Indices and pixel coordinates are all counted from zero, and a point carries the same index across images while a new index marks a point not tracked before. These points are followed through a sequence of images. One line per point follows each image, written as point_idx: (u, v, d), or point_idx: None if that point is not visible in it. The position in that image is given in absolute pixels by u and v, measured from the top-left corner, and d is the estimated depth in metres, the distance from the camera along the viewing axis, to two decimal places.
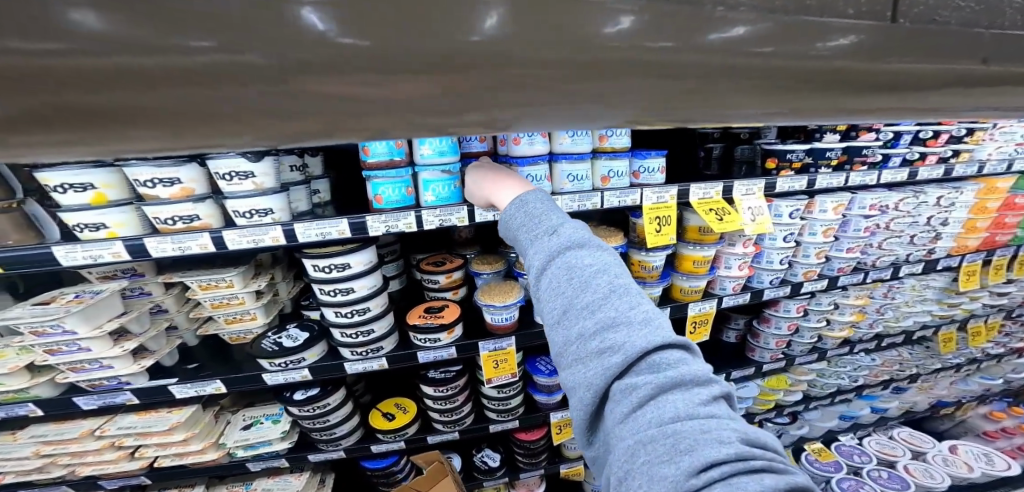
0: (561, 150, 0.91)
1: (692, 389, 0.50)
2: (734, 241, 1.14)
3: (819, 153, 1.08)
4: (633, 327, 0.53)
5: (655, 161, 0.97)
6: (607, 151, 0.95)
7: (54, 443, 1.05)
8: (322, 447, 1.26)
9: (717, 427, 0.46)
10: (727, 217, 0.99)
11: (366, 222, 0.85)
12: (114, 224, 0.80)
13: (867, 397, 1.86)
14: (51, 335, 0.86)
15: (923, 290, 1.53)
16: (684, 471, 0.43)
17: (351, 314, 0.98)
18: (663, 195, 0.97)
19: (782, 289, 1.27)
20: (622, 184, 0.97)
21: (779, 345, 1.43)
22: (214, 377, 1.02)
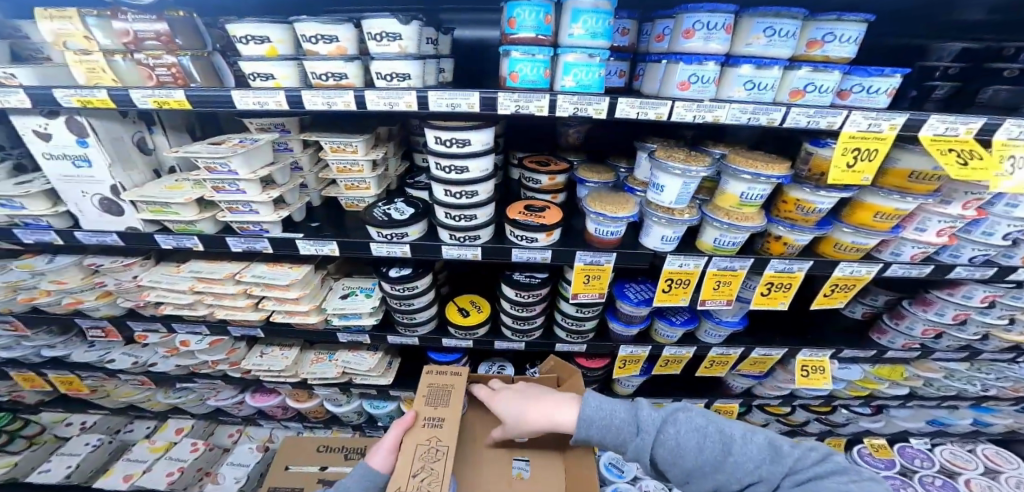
0: (745, 52, 0.86)
1: (715, 423, 0.85)
2: (952, 199, 0.98)
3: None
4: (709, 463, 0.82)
5: (876, 82, 0.88)
6: (814, 60, 0.87)
7: (206, 280, 1.24)
8: (401, 331, 1.33)
9: (742, 451, 0.80)
10: (973, 162, 0.86)
11: (497, 97, 0.84)
12: (281, 76, 0.90)
13: (978, 408, 1.65)
14: (219, 173, 1.00)
15: None
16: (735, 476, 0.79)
17: (460, 196, 1.01)
18: (881, 122, 0.86)
19: (981, 270, 1.11)
20: (821, 101, 0.89)
21: (925, 332, 1.28)
22: (331, 239, 1.10)
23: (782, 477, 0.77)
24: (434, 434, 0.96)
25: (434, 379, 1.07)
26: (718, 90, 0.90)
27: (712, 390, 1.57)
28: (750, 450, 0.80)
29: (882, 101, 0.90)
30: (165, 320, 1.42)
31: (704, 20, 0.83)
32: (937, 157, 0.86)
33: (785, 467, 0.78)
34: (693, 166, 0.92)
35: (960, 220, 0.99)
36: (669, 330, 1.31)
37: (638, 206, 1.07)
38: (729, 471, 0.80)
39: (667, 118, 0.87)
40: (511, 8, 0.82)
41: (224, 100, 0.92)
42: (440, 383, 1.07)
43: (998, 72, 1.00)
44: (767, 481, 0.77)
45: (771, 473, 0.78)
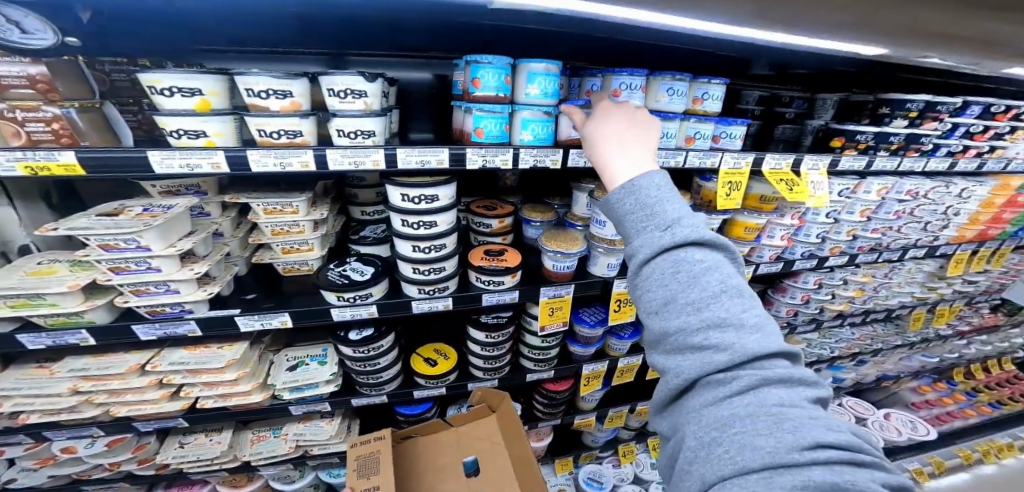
0: (655, 107, 0.98)
1: (704, 348, 0.55)
2: (785, 212, 1.23)
3: (884, 137, 1.21)
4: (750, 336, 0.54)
5: (737, 130, 1.07)
6: (698, 114, 1.03)
7: (95, 378, 0.99)
8: (365, 391, 1.23)
9: (743, 398, 0.51)
10: (796, 188, 1.10)
11: (466, 153, 0.85)
12: (213, 134, 0.77)
13: (833, 367, 2.09)
14: (122, 250, 0.80)
15: (915, 272, 1.75)
16: (788, 446, 0.46)
17: (428, 250, 0.97)
18: (740, 161, 1.06)
19: (809, 261, 1.42)
20: (704, 146, 1.05)
21: (789, 312, 1.62)
22: (280, 310, 0.96)
23: (782, 419, 0.48)
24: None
25: (360, 449, 1.05)
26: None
27: (656, 389, 1.77)
28: (761, 397, 0.51)
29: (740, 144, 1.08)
30: (31, 429, 1.09)
31: (627, 81, 0.94)
32: (775, 185, 1.08)
33: (779, 404, 0.50)
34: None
35: (793, 227, 1.26)
36: (619, 344, 1.44)
37: (584, 240, 1.14)
38: (728, 442, 0.49)
39: None
40: (474, 69, 0.84)
41: (139, 163, 0.74)
42: (367, 451, 1.05)
43: (783, 114, 1.37)
44: (782, 447, 0.46)
45: (735, 341, 0.54)
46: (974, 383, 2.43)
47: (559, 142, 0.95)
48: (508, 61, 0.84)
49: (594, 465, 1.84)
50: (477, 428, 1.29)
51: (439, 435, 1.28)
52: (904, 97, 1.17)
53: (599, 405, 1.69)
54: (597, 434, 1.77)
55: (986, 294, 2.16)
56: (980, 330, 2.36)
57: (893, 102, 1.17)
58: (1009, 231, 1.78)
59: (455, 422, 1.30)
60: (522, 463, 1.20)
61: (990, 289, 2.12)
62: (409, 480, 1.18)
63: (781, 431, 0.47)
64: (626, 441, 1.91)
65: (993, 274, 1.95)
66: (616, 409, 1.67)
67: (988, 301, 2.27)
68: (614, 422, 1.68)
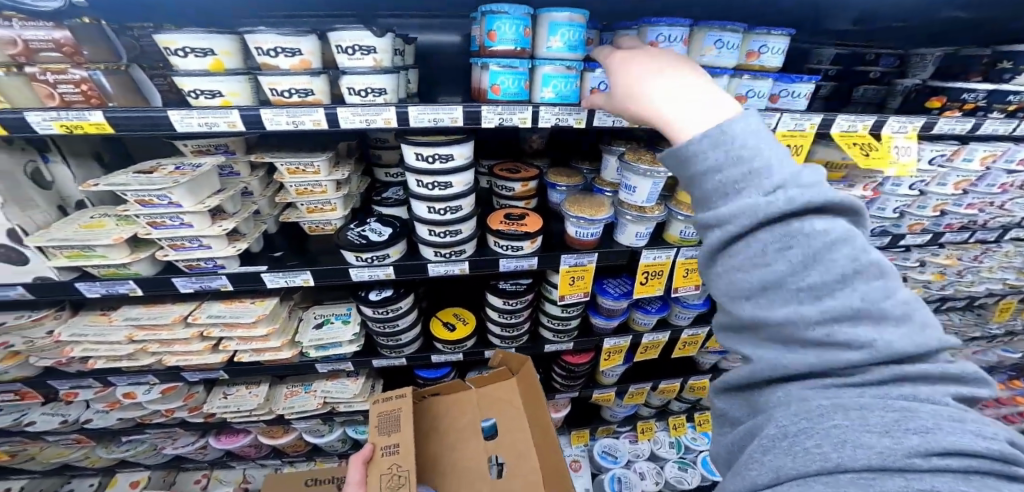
0: (700, 63, 0.89)
1: (820, 305, 0.44)
2: (857, 182, 1.11)
3: (998, 96, 1.01)
4: (880, 289, 0.44)
5: (802, 89, 0.96)
6: (752, 69, 0.93)
7: (147, 328, 1.08)
8: (386, 353, 1.27)
9: (858, 395, 0.42)
10: (872, 153, 0.98)
11: (481, 111, 0.82)
12: (230, 93, 0.79)
13: None
14: (156, 206, 0.85)
15: (1015, 256, 1.52)
16: (908, 450, 0.37)
17: (444, 212, 0.91)
18: (803, 122, 0.95)
19: (881, 238, 1.31)
20: (759, 106, 0.95)
21: None
22: (302, 268, 0.98)
23: (906, 418, 0.39)
24: (393, 461, 0.94)
25: (382, 406, 1.05)
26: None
27: (686, 368, 1.71)
28: (881, 396, 0.41)
29: (805, 104, 0.97)
30: (99, 373, 1.23)
31: (666, 32, 0.84)
32: (848, 149, 0.98)
33: (903, 397, 0.41)
34: (659, 166, 0.94)
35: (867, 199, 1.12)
36: (645, 318, 1.37)
37: (611, 207, 1.08)
38: (821, 434, 0.40)
39: (640, 124, 0.90)
40: (490, 20, 0.79)
41: (161, 121, 0.78)
42: (388, 409, 1.05)
43: (867, 74, 1.20)
44: (900, 449, 0.37)
45: (863, 291, 0.43)
46: None
47: (585, 99, 0.89)
48: (527, 11, 0.78)
49: (610, 439, 1.83)
50: (497, 389, 1.27)
51: (461, 395, 1.26)
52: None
53: (619, 380, 1.66)
54: (617, 410, 1.75)
55: None
56: None
57: (1017, 55, 0.97)
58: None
59: (476, 383, 1.27)
60: (543, 430, 1.18)
61: None
62: (428, 439, 1.21)
63: (903, 433, 0.38)
64: (647, 417, 1.88)
65: None
66: (637, 386, 1.64)
67: None
68: (635, 399, 1.65)
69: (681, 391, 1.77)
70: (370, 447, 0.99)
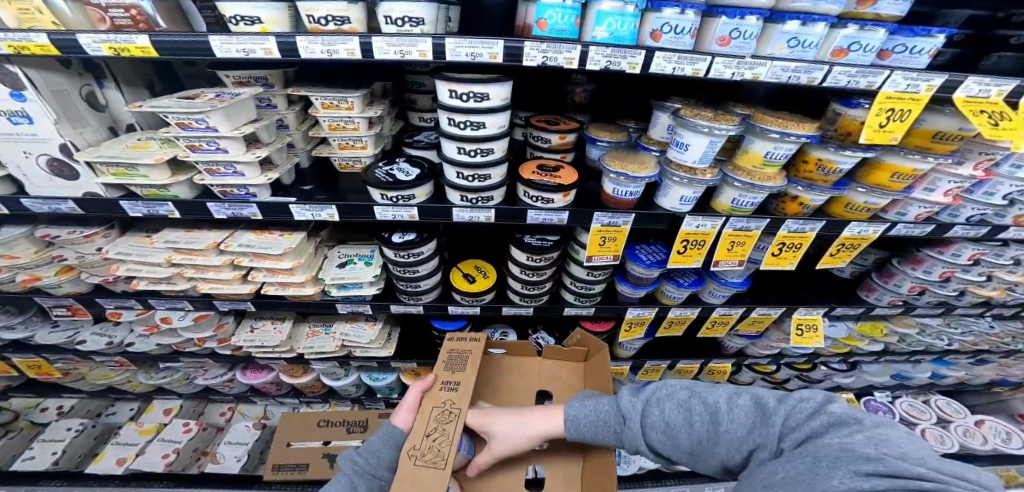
0: (794, 7, 0.80)
1: (665, 426, 0.76)
2: (967, 158, 1.00)
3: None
4: (666, 388, 0.81)
5: (925, 43, 0.86)
6: (863, 19, 0.82)
7: (183, 252, 1.13)
8: (403, 299, 1.30)
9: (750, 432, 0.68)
10: (1003, 123, 0.85)
11: (523, 47, 0.77)
12: (269, 20, 0.82)
13: (937, 362, 1.86)
14: (194, 130, 0.88)
15: None
16: (764, 452, 0.64)
17: (474, 154, 0.90)
18: (919, 84, 0.84)
19: (976, 229, 1.16)
20: (863, 62, 0.86)
21: (912, 290, 1.39)
22: (328, 203, 1.00)
23: (779, 437, 0.64)
24: (450, 397, 0.96)
25: (454, 345, 1.07)
26: (759, 47, 0.86)
27: (708, 350, 1.67)
28: (740, 417, 0.70)
29: (925, 62, 0.88)
30: (139, 296, 1.31)
31: None
32: (970, 118, 0.85)
33: (720, 411, 0.72)
34: (721, 124, 0.87)
35: (970, 181, 1.00)
36: (676, 291, 1.33)
37: (657, 165, 1.01)
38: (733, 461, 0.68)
39: (704, 75, 0.83)
40: None
41: (202, 46, 0.80)
42: (459, 348, 1.07)
43: (1005, 39, 1.04)
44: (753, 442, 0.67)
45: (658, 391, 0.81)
46: None
47: (643, 43, 0.84)
48: None
49: None
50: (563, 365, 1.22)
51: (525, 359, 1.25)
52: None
53: (635, 355, 1.64)
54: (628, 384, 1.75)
55: None
56: None
57: None
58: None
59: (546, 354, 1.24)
60: None
61: None
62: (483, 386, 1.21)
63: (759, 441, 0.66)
64: None
65: None
66: (653, 362, 1.62)
67: None
68: (649, 376, 1.66)
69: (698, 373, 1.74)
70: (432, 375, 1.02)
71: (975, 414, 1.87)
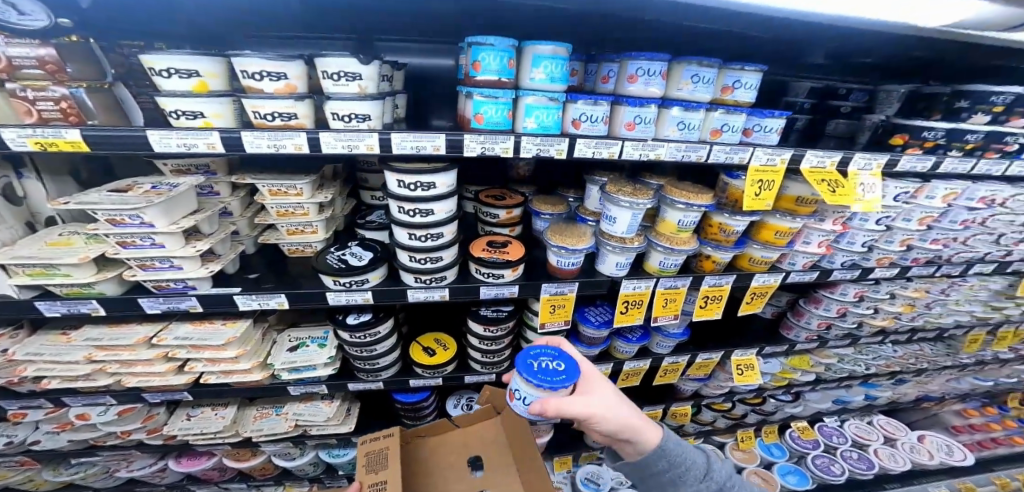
0: (676, 96, 0.91)
1: None
2: (825, 217, 1.13)
3: (958, 135, 1.04)
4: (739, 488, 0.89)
5: (773, 123, 0.97)
6: (727, 103, 0.95)
7: (107, 348, 1.04)
8: (363, 377, 1.24)
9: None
10: (839, 190, 0.99)
11: (463, 140, 0.81)
12: (212, 114, 0.78)
13: (866, 384, 1.96)
14: (126, 226, 0.83)
15: (978, 289, 1.60)
16: None
17: (425, 238, 0.94)
18: (774, 157, 0.97)
19: (851, 272, 1.31)
20: (734, 140, 0.95)
21: (819, 325, 1.49)
22: (277, 291, 0.97)
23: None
24: None
25: (370, 446, 1.06)
26: (656, 130, 0.94)
27: (667, 395, 1.71)
28: None
29: (776, 139, 1.00)
30: (51, 394, 1.16)
31: (645, 66, 0.88)
32: (815, 186, 0.98)
33: None
34: (639, 199, 0.98)
35: (834, 233, 1.14)
36: (626, 346, 1.39)
37: (593, 236, 1.10)
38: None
39: (618, 157, 0.89)
40: (475, 51, 0.80)
41: (139, 141, 0.77)
42: (377, 448, 1.05)
43: (837, 108, 1.23)
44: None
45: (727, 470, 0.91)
46: None
47: (568, 130, 0.89)
48: (512, 43, 0.79)
49: (595, 465, 1.80)
50: (485, 428, 1.25)
51: (447, 435, 1.25)
52: (989, 90, 1.00)
53: None
54: (600, 436, 1.73)
55: None
56: None
57: (974, 94, 1.02)
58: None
59: (462, 424, 1.26)
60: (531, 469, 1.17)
61: None
62: (416, 481, 1.15)
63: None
64: None
65: None
66: None
67: None
68: None
69: (664, 418, 1.75)
70: (356, 486, 0.97)
71: (916, 430, 2.00)
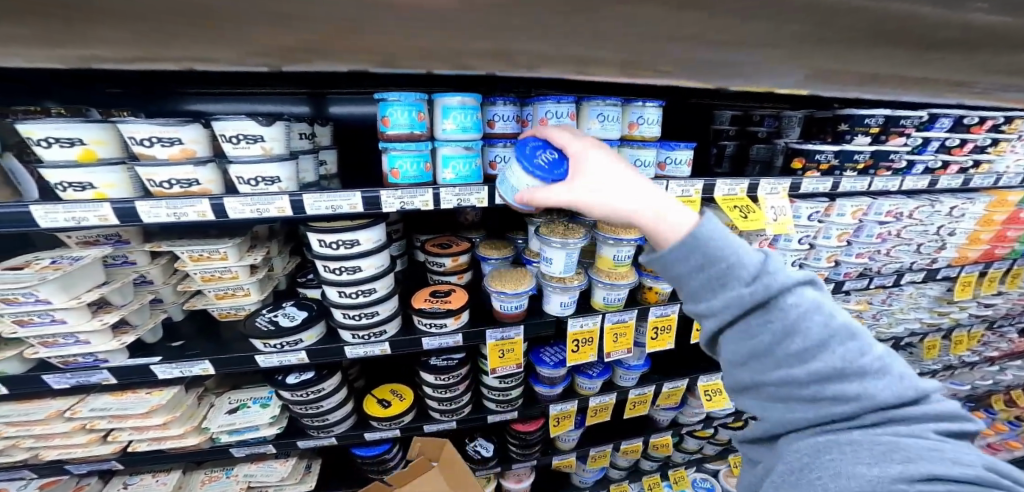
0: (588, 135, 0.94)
1: (815, 389, 0.54)
2: (751, 239, 1.16)
3: (848, 155, 1.10)
4: (864, 376, 0.52)
5: (682, 154, 1.00)
6: (635, 139, 0.98)
7: (17, 425, 0.86)
8: (313, 434, 1.11)
9: (854, 448, 0.50)
10: (751, 215, 1.02)
11: (379, 197, 0.82)
12: (103, 185, 0.73)
13: None
14: (21, 305, 0.76)
15: (919, 298, 1.59)
16: (893, 477, 0.45)
17: (356, 295, 0.95)
18: (689, 188, 1.00)
19: None
20: (648, 174, 0.98)
21: None
22: (202, 357, 0.92)
23: (893, 449, 0.48)
24: None
25: None
26: None
27: (645, 426, 1.61)
28: (896, 452, 0.48)
29: (688, 170, 1.02)
30: None
31: (552, 109, 0.91)
32: (728, 212, 1.02)
33: (892, 436, 0.49)
34: (571, 239, 1.02)
35: None
36: (589, 382, 1.33)
37: (535, 278, 1.14)
38: (823, 469, 0.51)
39: None
40: (384, 108, 0.82)
41: (17, 218, 0.70)
42: None
43: (755, 134, 1.21)
44: (886, 477, 0.46)
45: (859, 391, 0.52)
46: (1017, 411, 2.16)
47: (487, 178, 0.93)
48: (419, 97, 0.82)
49: None
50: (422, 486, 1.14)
51: None
52: (863, 113, 1.07)
53: (579, 443, 1.53)
54: (584, 474, 1.59)
55: (1010, 317, 1.92)
56: (1009, 355, 2.12)
57: (850, 117, 1.08)
58: (1020, 249, 1.59)
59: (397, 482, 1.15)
60: None
61: (1012, 312, 1.89)
62: None
63: (889, 464, 0.47)
64: (619, 480, 1.71)
65: (1014, 296, 1.76)
66: (598, 448, 1.51)
67: (1015, 325, 2.03)
68: (598, 462, 1.53)
69: (647, 449, 1.65)
70: None
71: None
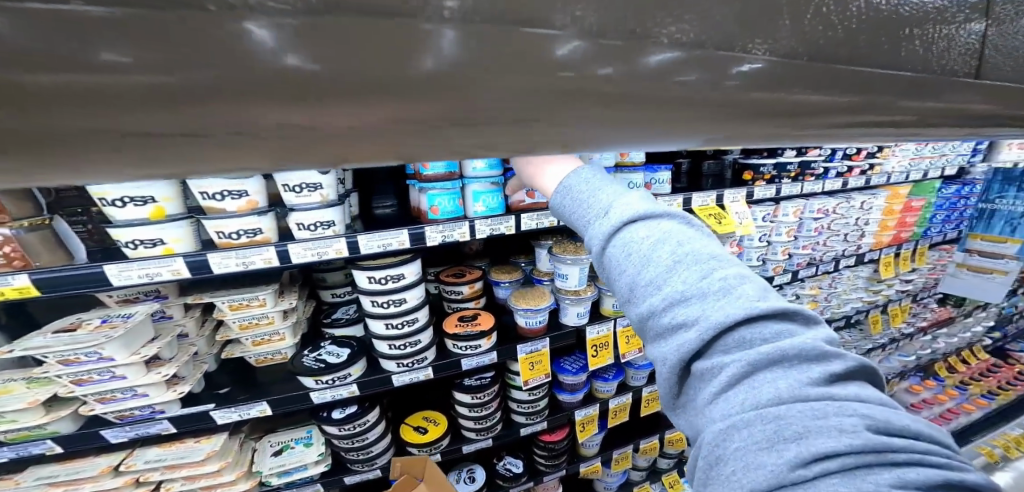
0: None
1: (682, 343, 0.45)
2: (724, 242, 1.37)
3: (782, 166, 1.36)
4: (705, 300, 0.45)
5: (663, 176, 1.20)
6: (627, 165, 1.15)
7: (64, 486, 0.84)
8: (357, 468, 1.12)
9: (737, 397, 0.41)
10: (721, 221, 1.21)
11: (425, 232, 0.93)
12: (172, 240, 0.78)
13: None
14: (82, 364, 0.77)
15: (856, 279, 1.87)
16: (789, 462, 0.36)
17: (402, 325, 1.02)
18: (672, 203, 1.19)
19: None
20: None
21: None
22: (257, 399, 0.94)
23: (782, 425, 0.37)
24: None
25: None
26: None
27: (657, 425, 1.72)
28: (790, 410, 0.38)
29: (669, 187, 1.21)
30: None
31: None
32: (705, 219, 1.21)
33: (773, 402, 0.39)
34: (581, 255, 1.16)
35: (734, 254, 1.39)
36: (606, 386, 1.43)
37: (551, 294, 1.26)
38: (733, 459, 0.38)
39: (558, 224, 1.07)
40: None
41: (95, 276, 0.74)
42: None
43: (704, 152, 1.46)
44: (783, 463, 0.36)
45: (702, 315, 0.45)
46: (958, 376, 2.50)
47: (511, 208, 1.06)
48: None
49: None
50: None
51: None
52: None
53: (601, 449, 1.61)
54: (608, 480, 1.66)
55: (927, 290, 2.27)
56: (937, 324, 2.48)
57: None
58: (919, 232, 1.95)
59: None
60: None
61: (927, 285, 2.25)
62: None
63: (781, 442, 0.37)
64: (639, 482, 1.79)
65: (924, 271, 2.12)
66: (618, 451, 1.60)
67: (934, 297, 2.41)
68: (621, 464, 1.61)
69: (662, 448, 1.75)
70: None
71: None
